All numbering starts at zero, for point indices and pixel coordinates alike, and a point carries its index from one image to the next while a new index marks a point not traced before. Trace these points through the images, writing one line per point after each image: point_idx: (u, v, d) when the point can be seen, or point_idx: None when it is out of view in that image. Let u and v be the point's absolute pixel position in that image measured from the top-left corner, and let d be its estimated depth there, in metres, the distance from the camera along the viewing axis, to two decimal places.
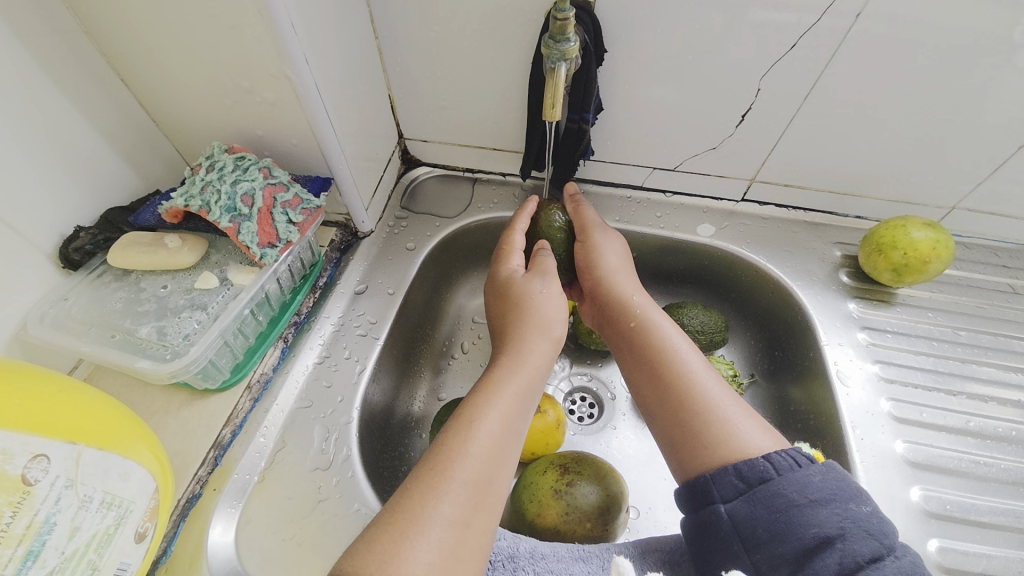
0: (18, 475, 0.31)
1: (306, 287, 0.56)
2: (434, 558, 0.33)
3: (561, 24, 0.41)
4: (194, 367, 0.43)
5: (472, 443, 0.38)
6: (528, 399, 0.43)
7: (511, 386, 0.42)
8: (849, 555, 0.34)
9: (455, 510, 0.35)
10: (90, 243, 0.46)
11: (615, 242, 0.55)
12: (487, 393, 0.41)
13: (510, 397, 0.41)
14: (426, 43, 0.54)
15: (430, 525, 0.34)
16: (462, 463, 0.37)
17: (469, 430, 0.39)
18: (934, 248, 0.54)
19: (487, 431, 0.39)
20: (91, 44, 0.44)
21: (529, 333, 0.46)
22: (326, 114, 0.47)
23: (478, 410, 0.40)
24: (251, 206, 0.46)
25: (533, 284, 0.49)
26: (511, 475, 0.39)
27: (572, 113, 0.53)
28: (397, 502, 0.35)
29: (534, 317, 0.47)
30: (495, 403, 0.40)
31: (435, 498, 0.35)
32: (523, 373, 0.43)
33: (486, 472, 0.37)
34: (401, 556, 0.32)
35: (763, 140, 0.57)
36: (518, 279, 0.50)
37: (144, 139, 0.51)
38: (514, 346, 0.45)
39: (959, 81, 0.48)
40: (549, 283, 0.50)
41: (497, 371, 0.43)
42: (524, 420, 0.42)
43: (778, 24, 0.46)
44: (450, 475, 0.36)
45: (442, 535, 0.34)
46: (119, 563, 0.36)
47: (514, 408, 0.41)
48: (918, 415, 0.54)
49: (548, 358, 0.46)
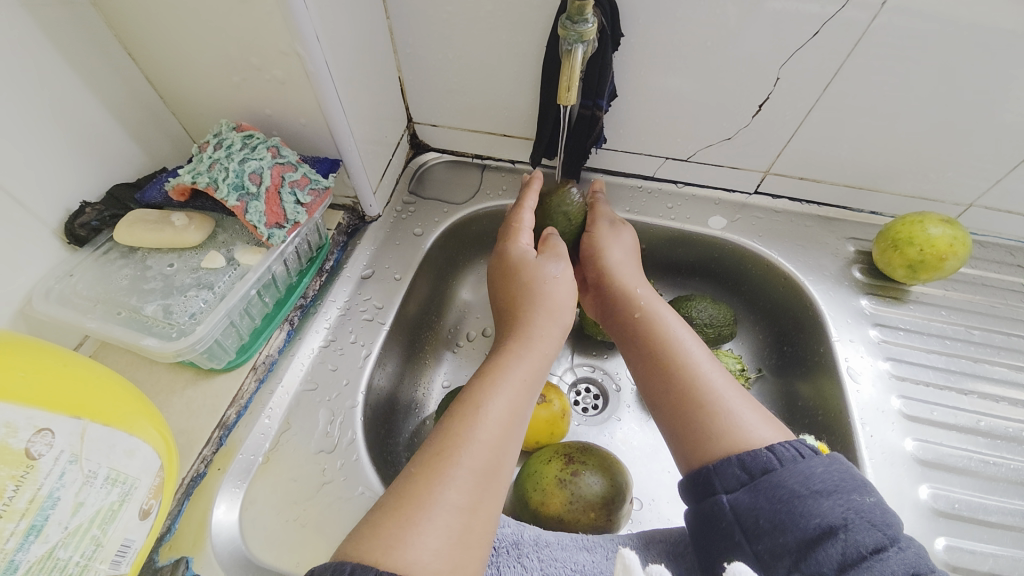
0: (22, 448, 0.31)
1: (313, 270, 0.56)
2: (442, 545, 0.33)
3: (579, 5, 0.40)
4: (200, 347, 0.43)
5: (479, 429, 0.37)
6: (535, 385, 0.42)
7: (519, 372, 0.41)
8: (852, 546, 0.33)
9: (463, 497, 0.35)
10: (96, 218, 0.46)
11: (629, 233, 0.55)
12: (492, 379, 0.41)
13: (517, 384, 0.41)
14: (439, 23, 0.53)
15: (436, 510, 0.34)
16: (469, 450, 0.36)
17: (476, 416, 0.38)
18: (952, 245, 0.54)
19: (494, 419, 0.38)
20: (98, 16, 0.43)
21: (537, 318, 0.46)
22: (336, 93, 0.47)
23: (485, 396, 0.39)
24: (259, 185, 0.46)
25: (547, 268, 0.48)
26: (515, 465, 0.39)
27: (586, 99, 0.52)
28: (402, 487, 0.35)
29: (543, 304, 0.46)
30: (503, 388, 0.40)
31: (440, 484, 0.35)
32: (531, 359, 0.43)
33: (493, 458, 0.37)
34: (406, 541, 0.32)
35: (779, 131, 0.56)
36: (530, 261, 0.49)
37: (151, 115, 0.51)
38: (520, 329, 0.45)
39: (983, 75, 0.46)
40: (564, 268, 0.49)
41: (504, 358, 0.42)
42: (529, 407, 0.41)
43: (799, 12, 0.45)
44: (457, 462, 0.36)
45: (448, 520, 0.33)
46: (123, 540, 0.36)
47: (521, 395, 0.40)
48: (928, 414, 0.53)
49: (557, 343, 0.46)
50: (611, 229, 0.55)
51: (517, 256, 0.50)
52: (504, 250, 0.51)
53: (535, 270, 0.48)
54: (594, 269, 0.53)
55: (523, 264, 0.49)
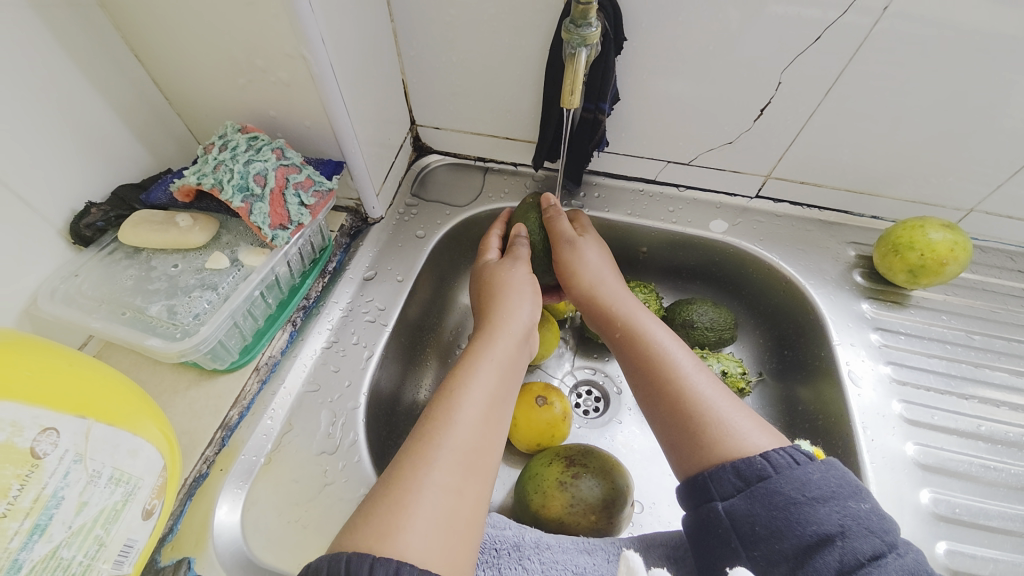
0: (27, 447, 0.31)
1: (316, 271, 0.56)
2: (429, 526, 0.33)
3: (582, 9, 0.40)
4: (204, 347, 0.43)
5: (458, 414, 0.38)
6: (511, 375, 0.43)
7: (495, 362, 0.43)
8: (849, 553, 0.33)
9: (449, 477, 0.35)
10: (102, 219, 0.46)
11: (594, 247, 0.54)
12: (469, 369, 0.42)
13: (492, 372, 0.42)
14: (443, 27, 0.53)
15: (423, 490, 0.34)
16: (451, 433, 0.37)
17: (455, 402, 0.39)
18: (952, 250, 0.54)
19: (473, 404, 0.39)
20: (105, 17, 0.44)
21: (508, 317, 0.47)
22: (340, 96, 0.47)
23: (463, 384, 0.40)
24: (264, 186, 0.46)
25: (507, 269, 0.51)
26: (500, 454, 0.39)
27: (589, 103, 0.53)
28: (391, 474, 0.36)
29: (511, 302, 0.48)
30: (479, 377, 0.41)
31: (426, 465, 0.35)
32: (503, 350, 0.44)
33: (475, 442, 0.38)
34: (398, 526, 0.32)
35: (781, 136, 0.56)
36: (496, 268, 0.52)
37: (156, 116, 0.51)
38: (493, 325, 0.46)
39: (985, 81, 0.47)
40: (519, 265, 0.52)
41: (481, 350, 0.44)
42: (507, 395, 0.42)
43: (802, 17, 0.45)
44: (439, 445, 0.36)
45: (435, 501, 0.34)
46: (126, 539, 0.36)
47: (499, 383, 0.42)
48: (929, 418, 0.53)
49: (526, 331, 0.48)
50: (571, 251, 0.53)
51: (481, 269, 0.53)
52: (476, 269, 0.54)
53: (498, 273, 0.51)
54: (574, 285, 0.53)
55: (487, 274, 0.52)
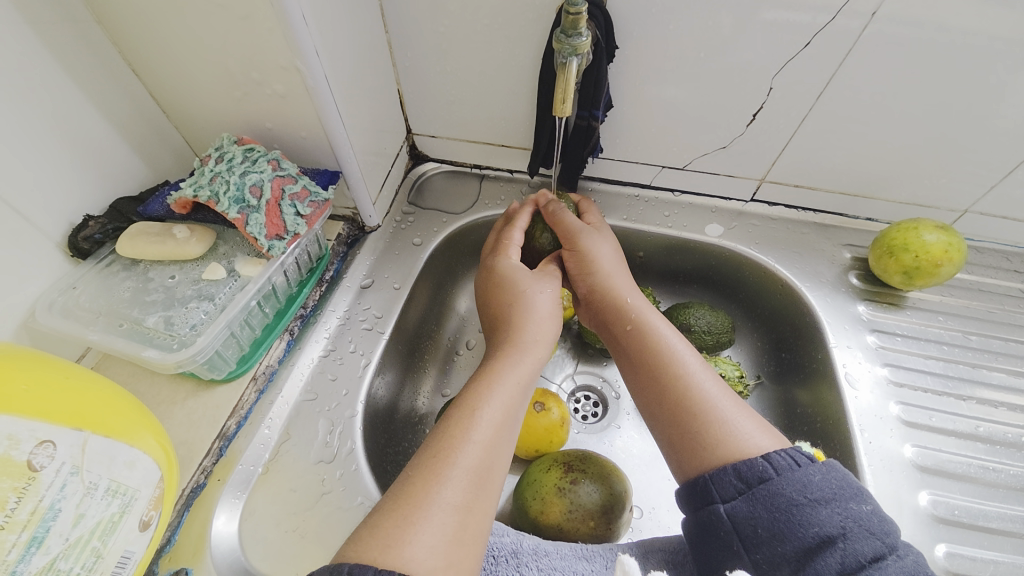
0: (23, 460, 0.31)
1: (313, 280, 0.56)
2: (438, 543, 0.33)
3: (573, 19, 0.41)
4: (201, 358, 0.43)
5: (471, 430, 0.38)
6: (525, 390, 0.44)
7: (511, 375, 0.43)
8: (850, 555, 0.33)
9: (458, 495, 0.35)
10: (99, 232, 0.46)
11: (608, 242, 0.54)
12: (485, 383, 0.42)
13: (510, 386, 0.42)
14: (436, 37, 0.53)
15: (433, 509, 0.34)
16: (464, 450, 0.37)
17: (469, 419, 0.39)
18: (946, 251, 0.54)
19: (487, 420, 0.39)
20: (102, 33, 0.44)
21: (524, 327, 0.47)
22: (335, 106, 0.47)
23: (478, 399, 0.41)
24: (259, 198, 0.46)
25: (526, 277, 0.51)
26: (507, 471, 0.39)
27: (582, 110, 0.53)
28: (399, 489, 0.36)
29: (529, 314, 0.48)
30: (495, 392, 0.41)
31: (436, 483, 0.35)
32: (523, 364, 0.44)
33: (486, 459, 0.38)
34: (404, 541, 0.32)
35: (774, 140, 0.56)
36: (517, 272, 0.51)
37: (154, 129, 0.51)
38: (510, 337, 0.46)
39: (973, 83, 0.47)
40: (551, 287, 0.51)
41: (497, 362, 0.44)
42: (520, 408, 0.42)
43: (791, 22, 0.46)
44: (453, 462, 0.36)
45: (444, 519, 0.34)
46: (123, 551, 0.36)
47: (513, 398, 0.42)
48: (926, 420, 0.53)
49: (547, 345, 0.48)
50: (590, 239, 0.53)
51: (503, 266, 0.52)
52: (495, 263, 0.53)
53: (519, 280, 0.51)
54: (588, 283, 0.52)
55: (507, 274, 0.52)
